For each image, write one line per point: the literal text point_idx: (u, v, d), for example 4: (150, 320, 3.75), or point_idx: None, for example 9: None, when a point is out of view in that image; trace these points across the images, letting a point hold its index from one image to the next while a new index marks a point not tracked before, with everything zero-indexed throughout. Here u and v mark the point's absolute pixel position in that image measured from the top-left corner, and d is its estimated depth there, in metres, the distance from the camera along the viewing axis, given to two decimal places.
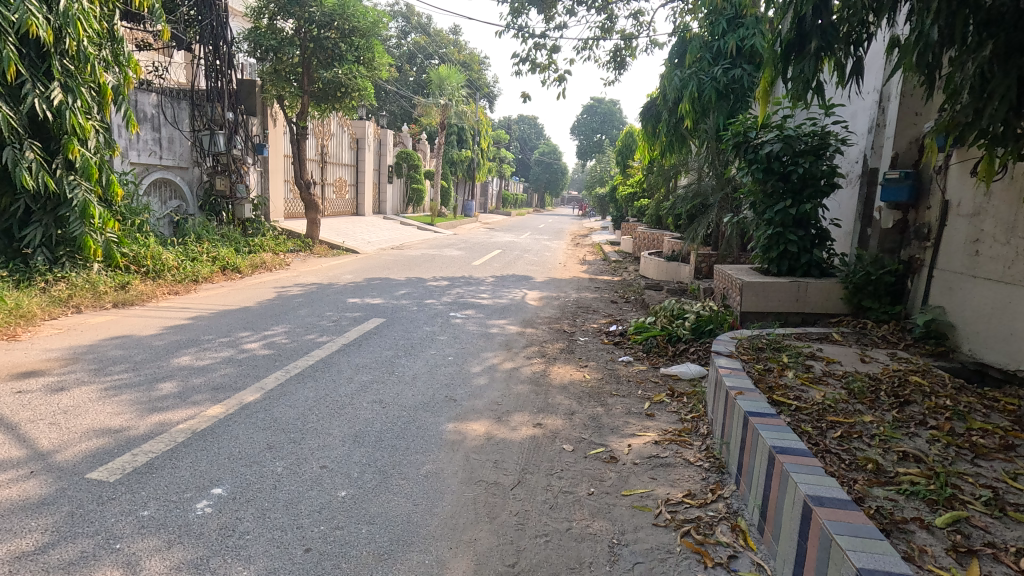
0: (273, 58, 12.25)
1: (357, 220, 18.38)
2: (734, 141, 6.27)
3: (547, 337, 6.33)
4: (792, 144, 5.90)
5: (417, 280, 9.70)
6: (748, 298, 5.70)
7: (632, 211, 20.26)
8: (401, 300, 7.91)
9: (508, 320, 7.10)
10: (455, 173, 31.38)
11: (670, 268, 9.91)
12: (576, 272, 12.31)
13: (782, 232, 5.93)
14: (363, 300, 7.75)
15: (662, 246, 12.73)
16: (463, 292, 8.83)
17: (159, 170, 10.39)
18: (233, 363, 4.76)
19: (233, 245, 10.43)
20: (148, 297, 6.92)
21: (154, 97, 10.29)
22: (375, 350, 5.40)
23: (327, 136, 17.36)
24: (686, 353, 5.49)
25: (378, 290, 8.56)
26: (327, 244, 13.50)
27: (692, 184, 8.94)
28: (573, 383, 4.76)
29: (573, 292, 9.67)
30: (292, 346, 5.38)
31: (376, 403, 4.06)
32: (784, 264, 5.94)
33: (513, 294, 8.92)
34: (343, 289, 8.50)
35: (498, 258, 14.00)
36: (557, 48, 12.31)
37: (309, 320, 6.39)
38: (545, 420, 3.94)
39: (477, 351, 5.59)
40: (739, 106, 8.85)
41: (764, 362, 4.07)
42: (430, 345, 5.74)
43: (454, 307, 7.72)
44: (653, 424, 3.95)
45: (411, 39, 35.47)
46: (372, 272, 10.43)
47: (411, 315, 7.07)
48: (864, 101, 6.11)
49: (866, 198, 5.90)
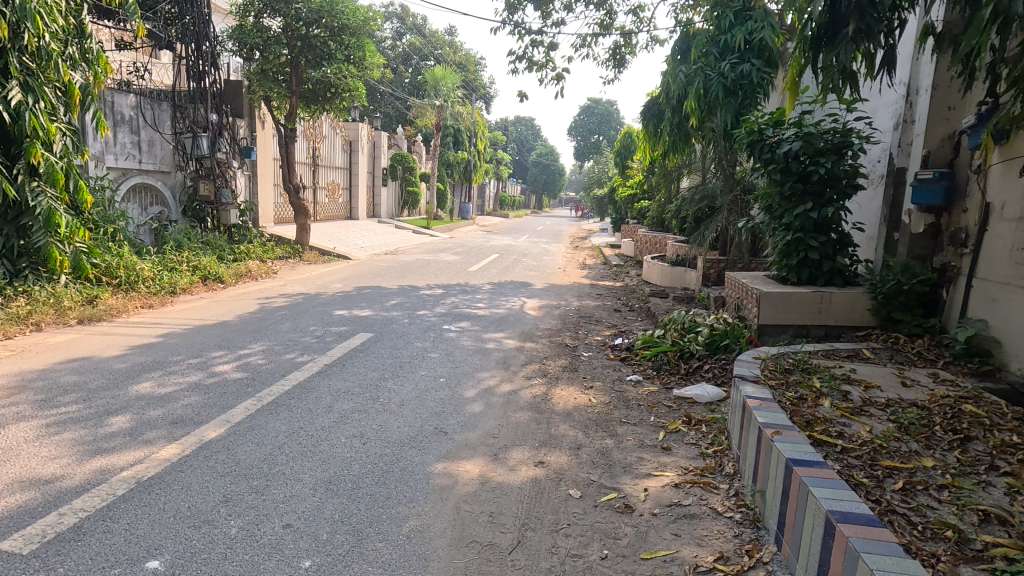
0: (260, 58, 11.78)
1: (351, 225, 17.90)
2: (748, 139, 5.80)
3: (549, 352, 5.86)
4: (812, 142, 5.45)
5: (410, 288, 9.22)
6: (766, 310, 5.24)
7: (633, 213, 19.78)
8: (392, 312, 7.43)
9: (506, 333, 6.62)
10: (452, 176, 30.89)
11: (675, 274, 9.45)
12: (577, 277, 11.84)
13: (802, 237, 5.45)
14: (351, 313, 7.26)
15: (666, 250, 12.29)
16: (458, 302, 8.35)
17: (138, 174, 9.91)
18: (199, 390, 4.27)
19: (217, 253, 9.94)
20: (118, 312, 6.44)
21: (132, 98, 9.82)
22: (360, 371, 4.91)
23: (318, 138, 16.89)
24: (700, 372, 5.02)
25: (368, 300, 8.08)
26: (318, 250, 13.02)
27: (699, 186, 8.46)
28: (578, 409, 4.29)
29: (574, 300, 9.21)
30: (268, 367, 4.90)
31: (356, 439, 3.59)
32: (804, 272, 5.46)
33: (511, 304, 8.45)
34: (330, 299, 8.02)
35: (495, 263, 13.53)
36: (555, 46, 11.85)
37: (291, 336, 5.91)
38: (548, 457, 3.47)
39: (472, 371, 5.11)
40: (748, 103, 8.40)
41: (794, 389, 3.60)
42: (420, 363, 5.26)
43: (449, 319, 7.24)
44: (671, 459, 3.48)
45: (406, 40, 35.00)
46: (362, 280, 9.97)
47: (401, 329, 6.60)
48: (889, 95, 5.66)
49: (893, 200, 5.46)
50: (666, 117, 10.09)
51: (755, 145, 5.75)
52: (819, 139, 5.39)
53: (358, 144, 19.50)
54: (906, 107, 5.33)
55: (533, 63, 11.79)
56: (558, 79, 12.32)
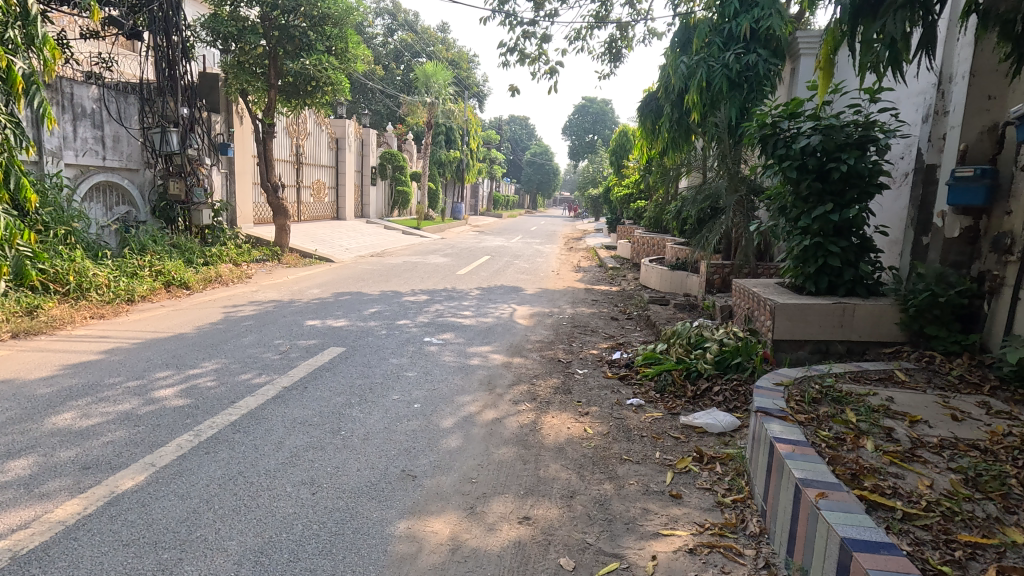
0: (236, 48, 11.15)
1: (337, 225, 17.26)
2: (760, 133, 5.21)
3: (539, 370, 5.26)
4: (832, 135, 4.86)
5: (392, 294, 8.61)
6: (781, 323, 4.69)
7: (629, 213, 19.24)
8: (369, 322, 6.81)
9: (493, 346, 6.02)
10: (443, 175, 30.25)
11: (676, 279, 8.89)
12: (571, 281, 11.25)
13: (821, 242, 4.88)
14: (324, 323, 6.64)
15: (664, 253, 11.74)
16: (443, 310, 7.75)
17: (101, 172, 9.25)
18: (129, 422, 3.65)
19: (186, 256, 9.29)
20: (62, 324, 5.79)
21: (95, 90, 9.16)
22: (323, 396, 4.30)
23: (302, 135, 16.25)
24: (709, 395, 4.45)
25: (345, 309, 7.45)
26: (299, 253, 12.37)
27: (703, 185, 7.89)
28: (571, 443, 3.71)
29: (567, 306, 8.64)
30: (218, 391, 4.28)
31: (304, 488, 2.98)
32: (823, 280, 4.89)
33: (500, 312, 7.86)
34: (303, 308, 7.40)
35: (485, 265, 12.94)
36: (548, 37, 11.27)
37: (251, 352, 5.28)
38: (535, 511, 2.88)
39: (451, 394, 4.50)
40: (754, 96, 7.85)
41: (828, 426, 3.02)
42: (394, 384, 4.66)
43: (431, 330, 6.63)
44: (683, 512, 2.89)
45: (397, 37, 34.36)
46: (342, 285, 9.35)
47: (377, 341, 5.99)
48: (916, 83, 5.12)
49: (922, 201, 4.91)
50: (665, 113, 9.55)
51: (767, 139, 5.17)
52: (841, 132, 4.81)
53: (345, 141, 18.88)
54: (938, 96, 4.78)
55: (524, 55, 11.22)
56: (551, 73, 11.76)
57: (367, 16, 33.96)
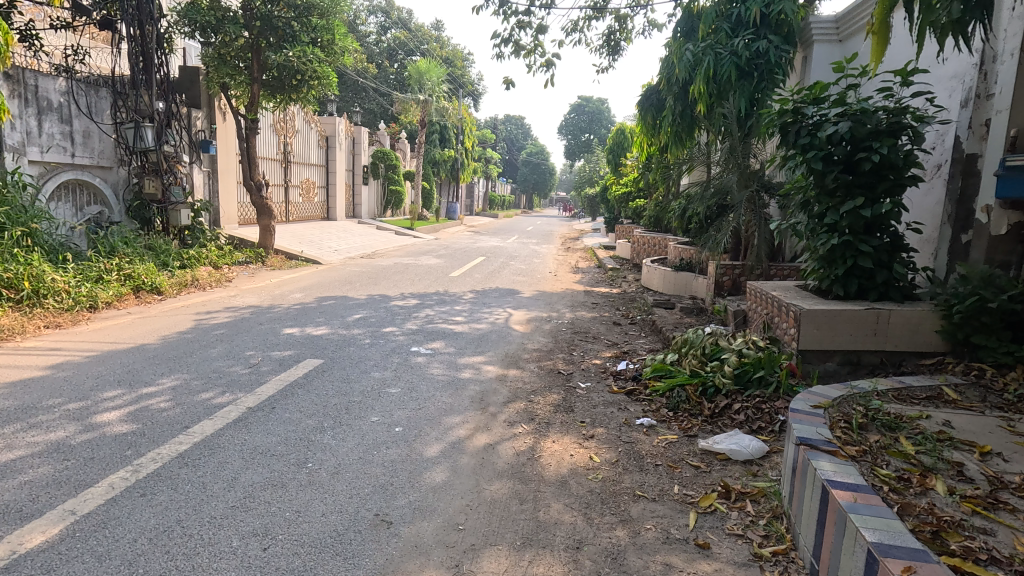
0: (216, 39, 10.61)
1: (327, 226, 16.72)
2: (779, 121, 4.69)
3: (538, 385, 4.74)
4: (862, 122, 4.36)
5: (380, 299, 8.08)
6: (807, 331, 4.22)
7: (628, 212, 18.75)
8: (353, 329, 6.28)
9: (487, 356, 5.50)
10: (438, 174, 29.70)
11: (681, 280, 8.41)
12: (569, 283, 10.73)
13: (851, 241, 4.38)
14: (303, 331, 6.10)
15: (667, 253, 11.26)
16: (434, 315, 7.22)
17: (69, 170, 8.70)
18: (58, 454, 3.11)
19: (161, 259, 8.73)
20: (10, 336, 5.24)
21: (62, 82, 8.60)
22: (291, 418, 3.77)
23: (290, 133, 15.70)
24: (729, 413, 3.97)
25: (327, 315, 6.92)
26: (285, 254, 11.82)
27: (711, 181, 7.40)
28: (576, 475, 3.20)
29: (566, 310, 8.13)
30: (171, 414, 3.75)
31: (253, 542, 2.45)
32: (853, 284, 4.40)
33: (495, 317, 7.35)
34: (283, 315, 6.86)
35: (480, 267, 12.43)
36: (544, 28, 10.77)
37: (217, 366, 4.75)
38: (535, 569, 2.37)
39: (438, 415, 3.98)
40: (765, 85, 7.37)
41: (886, 462, 2.52)
42: (374, 403, 4.13)
43: (419, 338, 6.11)
44: (713, 569, 2.39)
45: (390, 35, 33.80)
46: (327, 289, 8.81)
47: (360, 352, 5.46)
48: (951, 64, 4.61)
49: (961, 196, 4.43)
50: (668, 106, 9.07)
51: (788, 128, 4.65)
52: (872, 117, 4.30)
53: (336, 139, 18.34)
54: (979, 78, 4.30)
55: (520, 47, 10.71)
56: (547, 66, 11.27)
57: (359, 13, 33.41)
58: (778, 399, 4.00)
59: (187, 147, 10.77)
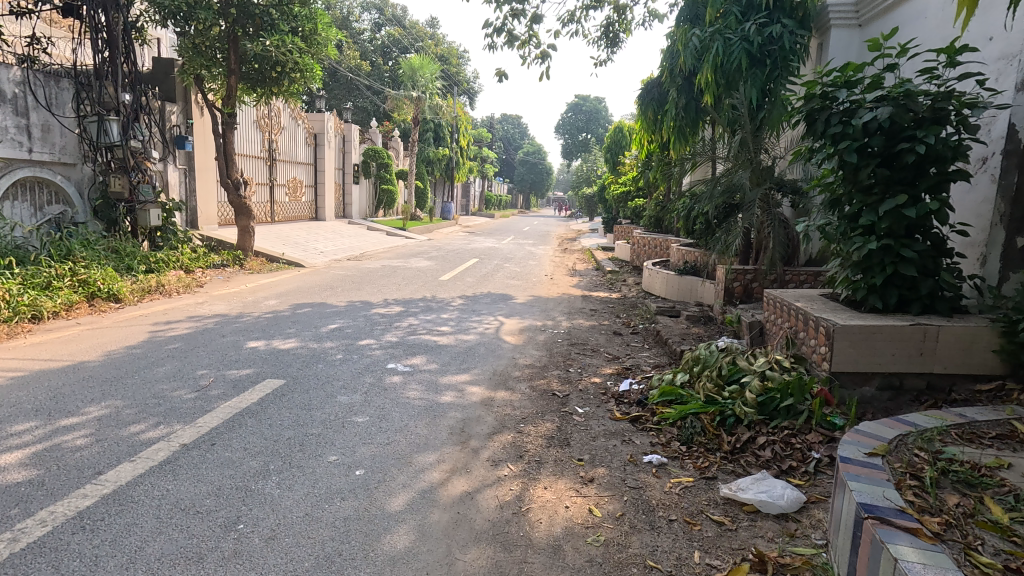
0: (190, 28, 9.98)
1: (315, 226, 16.08)
2: (805, 107, 4.09)
3: (529, 411, 4.12)
4: (905, 108, 3.74)
5: (360, 306, 7.45)
6: (841, 350, 3.63)
7: (627, 212, 18.14)
8: (324, 342, 5.64)
9: (472, 375, 4.87)
10: (432, 173, 29.03)
11: (686, 286, 7.79)
12: (566, 287, 10.10)
13: (890, 245, 3.79)
14: (269, 345, 5.47)
15: (669, 255, 10.65)
16: (417, 325, 6.59)
17: (26, 166, 8.06)
18: None
19: (125, 262, 8.08)
20: None
21: (17, 72, 7.95)
22: (231, 458, 3.14)
23: (275, 129, 15.04)
24: (752, 449, 3.37)
25: (299, 325, 6.28)
26: (265, 257, 11.16)
27: (719, 179, 6.84)
28: (573, 538, 2.58)
29: (563, 317, 7.53)
30: (86, 453, 3.12)
31: None
32: (892, 294, 3.81)
33: (484, 326, 6.75)
34: (250, 324, 6.23)
35: (472, 269, 11.82)
36: (539, 17, 10.18)
37: (158, 390, 4.11)
38: None
39: (409, 452, 3.37)
40: (778, 74, 6.75)
41: (981, 541, 1.92)
42: (335, 437, 3.51)
43: (399, 352, 5.49)
44: None
45: (384, 32, 33.10)
46: (304, 294, 8.18)
47: (328, 369, 4.83)
48: (1006, 41, 4.01)
49: (1018, 192, 3.84)
50: (671, 98, 8.50)
51: (816, 116, 4.05)
52: (916, 103, 3.70)
53: (324, 137, 17.69)
54: None
55: (513, 37, 10.12)
56: (543, 58, 10.66)
57: (353, 9, 32.75)
58: (810, 431, 3.41)
59: (158, 143, 10.14)
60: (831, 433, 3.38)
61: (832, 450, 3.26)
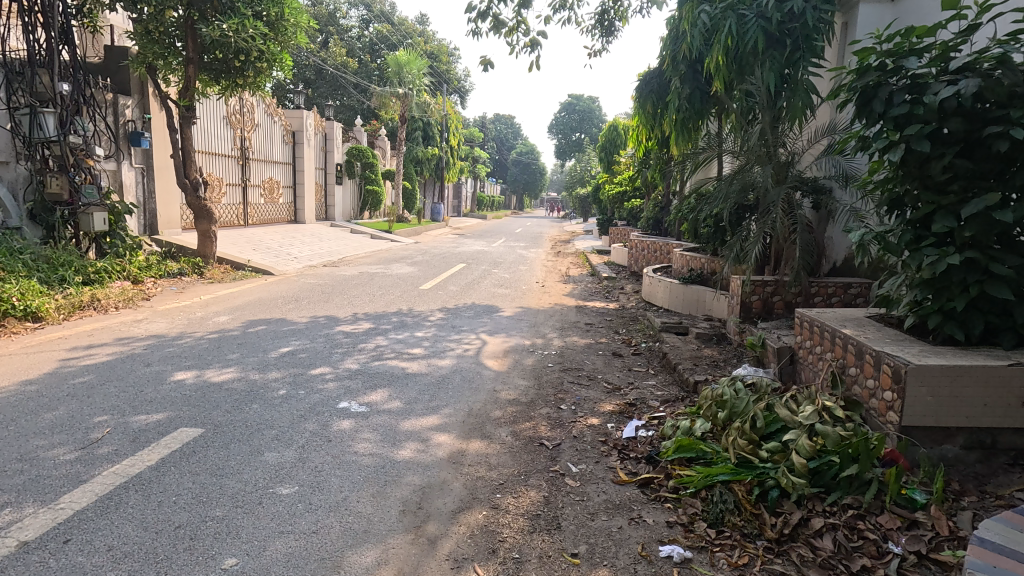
0: (142, 12, 9.06)
1: (293, 230, 15.15)
2: (858, 84, 3.22)
3: (509, 473, 3.22)
4: (994, 80, 2.86)
5: (323, 324, 6.51)
6: (917, 398, 2.76)
7: (623, 214, 17.26)
8: (269, 373, 4.70)
9: (442, 418, 3.95)
10: (421, 174, 28.04)
11: (692, 296, 7.04)
12: (559, 297, 9.19)
13: (975, 260, 2.92)
14: (199, 377, 4.52)
15: (670, 261, 9.79)
16: (385, 347, 5.68)
17: None
18: None
19: (57, 273, 7.11)
20: None
21: None
22: (80, 571, 2.21)
23: (247, 126, 14.09)
24: (807, 537, 2.49)
25: (245, 349, 5.34)
26: (229, 264, 10.18)
27: (732, 176, 6.02)
28: None
29: (555, 334, 6.65)
30: None
31: None
32: (978, 323, 2.95)
33: (464, 346, 5.85)
34: (186, 348, 5.28)
35: (457, 276, 10.93)
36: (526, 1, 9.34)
37: (27, 449, 3.17)
38: None
39: (339, 548, 2.46)
40: (800, 55, 5.82)
41: None
42: (243, 523, 2.59)
43: (357, 383, 4.58)
44: None
45: (372, 28, 32.07)
46: (263, 308, 7.24)
47: (264, 412, 3.91)
48: None
49: None
50: (674, 88, 7.62)
51: (871, 94, 3.20)
52: (1014, 72, 2.83)
53: (303, 135, 16.76)
54: None
55: (499, 23, 9.26)
56: (531, 47, 9.80)
57: (339, 4, 31.62)
58: (883, 513, 2.53)
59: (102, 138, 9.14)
60: (912, 516, 2.51)
61: (917, 543, 2.39)
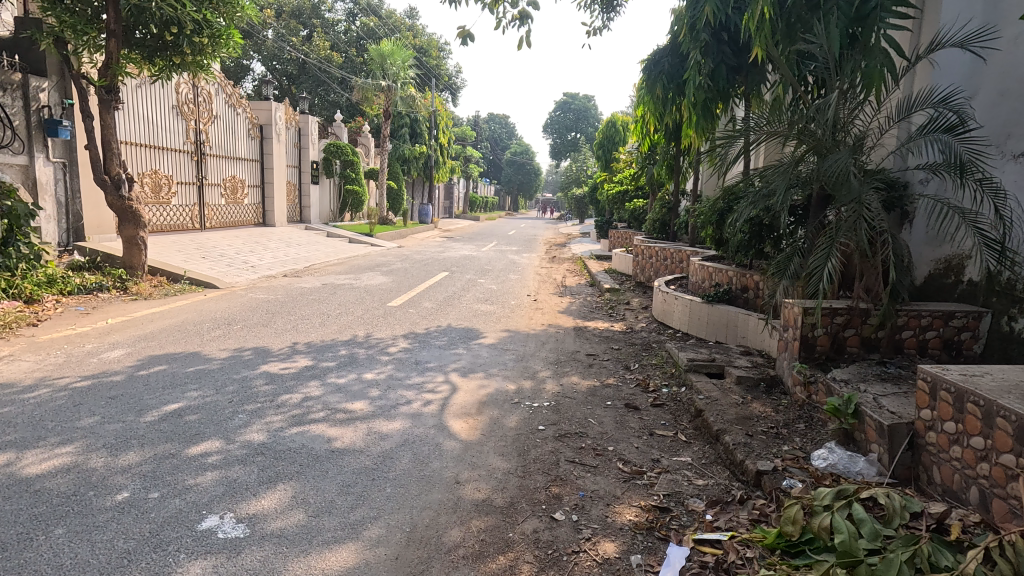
0: None
1: (258, 234, 13.57)
2: None
3: None
4: None
5: (245, 362, 4.95)
6: None
7: (623, 215, 15.74)
8: (123, 454, 3.15)
9: (363, 553, 2.42)
10: (408, 173, 26.53)
11: (721, 319, 5.62)
12: (553, 315, 7.69)
13: None
14: (7, 467, 2.96)
15: (686, 272, 8.31)
16: (317, 399, 4.14)
17: None
18: None
19: None
20: None
21: None
22: None
23: (203, 118, 12.57)
24: None
25: (110, 409, 3.78)
26: (164, 276, 8.62)
27: (783, 166, 4.50)
28: None
29: (548, 371, 5.15)
30: None
31: None
32: None
33: (424, 396, 4.31)
34: (25, 410, 3.71)
35: (436, 289, 9.41)
36: None
37: None
38: None
39: None
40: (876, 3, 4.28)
41: None
42: None
43: (248, 474, 3.02)
44: None
45: (358, 20, 30.48)
46: (177, 338, 5.68)
47: (64, 547, 2.35)
48: None
49: None
50: (694, 62, 6.11)
51: None
52: None
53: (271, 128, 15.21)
54: None
55: None
56: (522, 19, 8.31)
57: None
58: None
59: None
60: None
61: None
